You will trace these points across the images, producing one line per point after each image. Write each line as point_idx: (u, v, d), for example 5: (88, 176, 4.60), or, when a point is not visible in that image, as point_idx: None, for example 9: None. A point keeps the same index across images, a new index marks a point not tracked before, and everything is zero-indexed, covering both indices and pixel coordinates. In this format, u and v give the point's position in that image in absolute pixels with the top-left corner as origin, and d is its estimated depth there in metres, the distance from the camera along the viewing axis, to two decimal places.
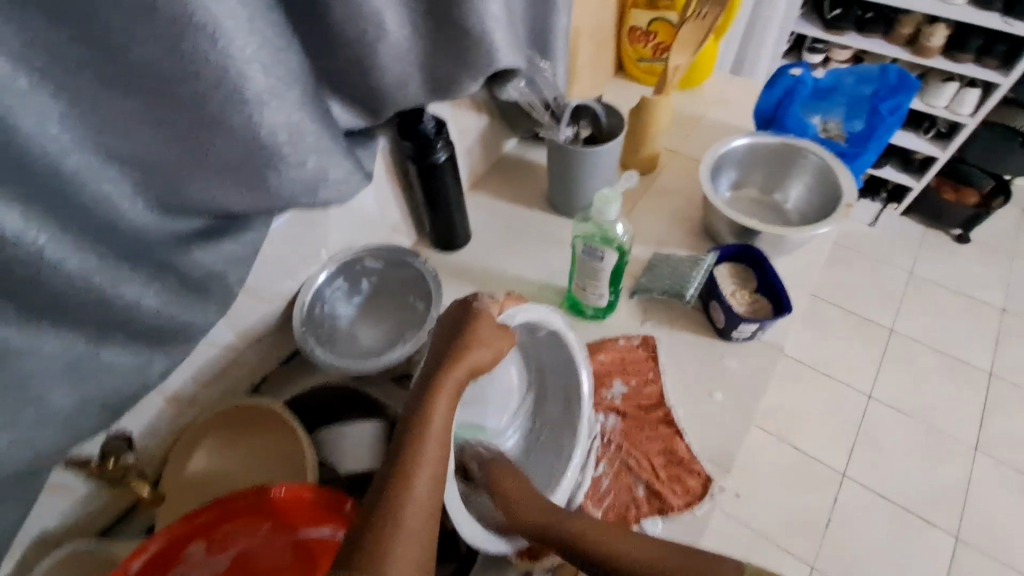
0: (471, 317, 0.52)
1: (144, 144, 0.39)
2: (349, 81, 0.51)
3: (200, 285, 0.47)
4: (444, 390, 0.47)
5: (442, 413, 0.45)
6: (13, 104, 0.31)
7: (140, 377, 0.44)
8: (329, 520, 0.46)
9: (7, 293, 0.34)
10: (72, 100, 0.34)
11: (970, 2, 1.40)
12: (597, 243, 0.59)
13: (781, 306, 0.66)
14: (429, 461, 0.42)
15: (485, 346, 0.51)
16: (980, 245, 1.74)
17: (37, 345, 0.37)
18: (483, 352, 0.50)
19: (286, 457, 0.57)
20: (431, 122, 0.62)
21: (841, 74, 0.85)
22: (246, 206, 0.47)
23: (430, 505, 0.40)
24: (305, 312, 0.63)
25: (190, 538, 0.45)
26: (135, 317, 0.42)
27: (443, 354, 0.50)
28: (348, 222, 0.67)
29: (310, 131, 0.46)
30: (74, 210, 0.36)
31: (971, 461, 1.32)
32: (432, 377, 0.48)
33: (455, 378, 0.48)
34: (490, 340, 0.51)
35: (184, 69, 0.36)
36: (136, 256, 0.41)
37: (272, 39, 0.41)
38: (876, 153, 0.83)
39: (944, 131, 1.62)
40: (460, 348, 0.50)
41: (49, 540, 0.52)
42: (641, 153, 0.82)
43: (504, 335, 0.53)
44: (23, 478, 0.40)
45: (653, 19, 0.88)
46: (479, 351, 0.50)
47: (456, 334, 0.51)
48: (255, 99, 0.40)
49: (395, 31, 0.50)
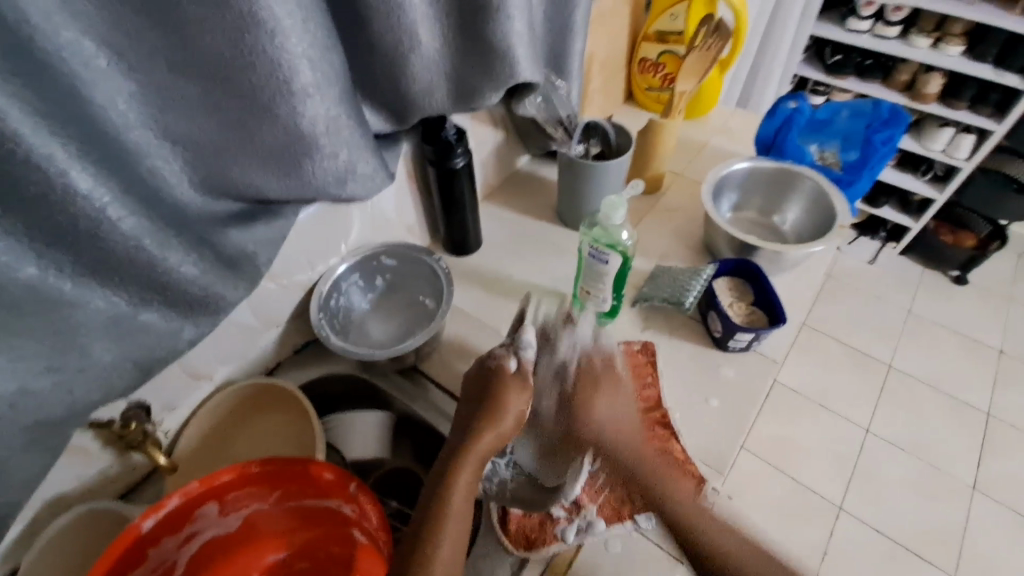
0: (495, 378, 0.54)
1: (199, 126, 0.43)
2: (382, 86, 0.56)
3: (233, 262, 0.51)
4: (473, 454, 0.50)
5: (466, 480, 0.49)
6: (93, 81, 0.36)
7: (170, 343, 0.48)
8: (333, 495, 0.50)
9: (71, 246, 0.38)
10: (141, 81, 0.39)
11: (964, 53, 1.47)
12: (603, 246, 0.63)
13: (775, 317, 0.69)
14: (462, 489, 0.49)
15: (510, 410, 0.53)
16: (979, 288, 1.77)
17: (86, 299, 0.40)
18: (518, 405, 0.53)
19: (297, 436, 0.60)
20: (453, 130, 0.67)
21: (837, 108, 0.90)
22: (281, 193, 0.51)
23: (456, 541, 0.46)
24: (322, 301, 0.66)
25: (204, 499, 0.48)
26: (174, 285, 0.45)
27: (472, 414, 0.53)
28: (368, 220, 0.70)
29: (345, 127, 0.50)
30: (132, 178, 0.40)
31: (968, 500, 1.33)
32: (461, 441, 0.52)
33: (488, 440, 0.51)
34: (520, 393, 0.54)
35: (243, 58, 0.40)
36: (180, 228, 0.45)
37: (321, 39, 0.44)
38: (870, 182, 0.86)
39: (941, 174, 1.69)
40: (490, 407, 0.53)
41: (63, 502, 0.54)
42: (646, 172, 0.86)
43: (518, 387, 0.54)
44: (54, 426, 0.42)
45: (662, 52, 0.94)
46: (511, 407, 0.53)
47: (480, 392, 0.54)
48: (301, 91, 0.44)
49: (428, 42, 0.55)
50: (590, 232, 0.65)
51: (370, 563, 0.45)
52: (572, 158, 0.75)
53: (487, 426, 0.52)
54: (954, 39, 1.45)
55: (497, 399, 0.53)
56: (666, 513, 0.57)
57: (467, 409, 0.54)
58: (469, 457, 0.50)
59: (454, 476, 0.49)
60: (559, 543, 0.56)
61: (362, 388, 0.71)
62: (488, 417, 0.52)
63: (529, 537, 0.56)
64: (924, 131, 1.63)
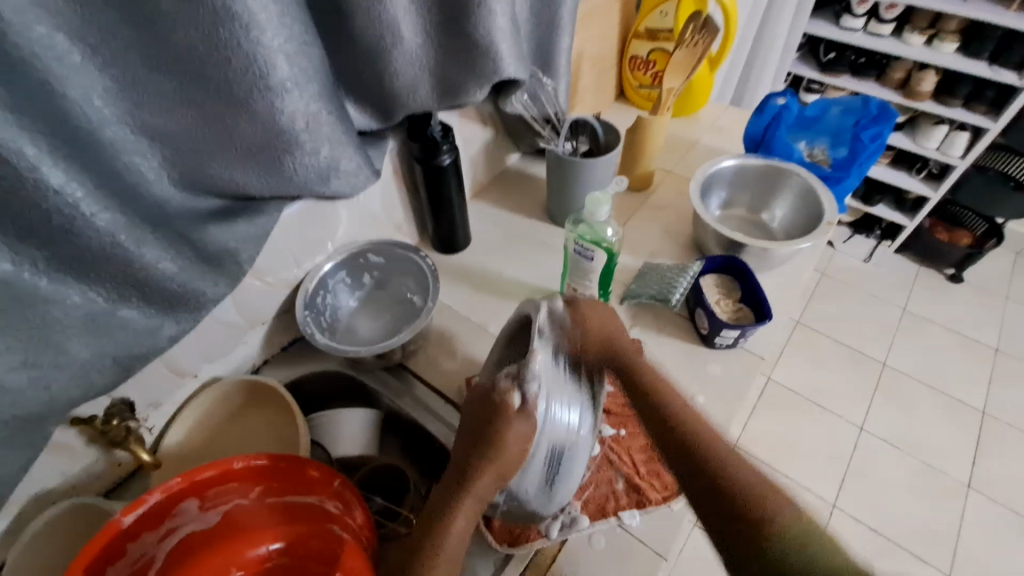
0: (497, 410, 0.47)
1: (176, 121, 0.43)
2: (364, 82, 0.56)
3: (214, 258, 0.51)
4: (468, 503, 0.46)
5: (460, 528, 0.46)
6: (67, 76, 0.36)
7: (150, 340, 0.48)
8: (314, 491, 0.50)
9: (45, 242, 0.38)
10: (116, 76, 0.39)
11: (959, 50, 1.47)
12: (587, 242, 0.63)
13: (762, 314, 0.69)
14: (458, 532, 0.46)
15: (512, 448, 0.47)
16: (974, 286, 1.77)
17: (63, 295, 0.40)
18: (522, 445, 0.47)
19: (282, 434, 0.60)
20: (438, 127, 0.67)
21: (827, 105, 0.91)
22: (262, 189, 0.51)
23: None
24: (308, 298, 0.66)
25: (184, 496, 0.48)
26: (153, 280, 0.45)
27: (471, 450, 0.48)
28: (354, 218, 0.70)
29: (325, 122, 0.50)
30: (108, 174, 0.40)
31: (963, 498, 1.32)
32: (459, 476, 0.48)
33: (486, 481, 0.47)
34: (522, 427, 0.47)
35: (219, 53, 0.40)
36: (157, 223, 0.45)
37: (298, 35, 0.44)
38: (859, 179, 0.85)
39: (935, 172, 1.68)
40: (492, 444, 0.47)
41: (45, 499, 0.53)
42: (635, 170, 0.86)
43: (527, 423, 0.47)
44: (31, 423, 0.42)
45: (652, 49, 0.94)
46: (515, 440, 0.47)
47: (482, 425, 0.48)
48: (278, 86, 0.44)
49: (410, 38, 0.55)
50: (575, 229, 0.65)
51: (353, 559, 0.45)
52: (559, 155, 0.75)
53: (482, 470, 0.47)
54: (949, 36, 1.45)
55: (499, 435, 0.47)
56: (650, 508, 0.58)
57: (469, 440, 0.49)
58: (466, 496, 0.47)
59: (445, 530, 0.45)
60: (544, 539, 0.55)
61: (348, 386, 0.71)
62: (489, 455, 0.47)
63: (514, 532, 0.56)
64: (918, 129, 1.63)
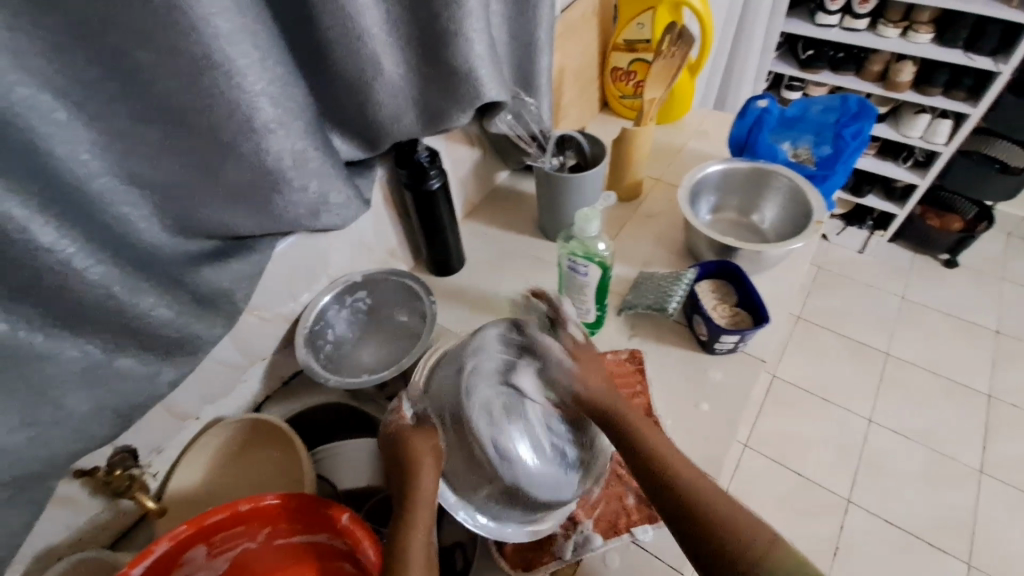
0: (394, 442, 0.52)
1: (164, 169, 0.43)
2: (349, 115, 0.56)
3: (209, 301, 0.51)
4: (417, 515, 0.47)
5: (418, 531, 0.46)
6: (52, 133, 0.36)
7: (149, 387, 0.48)
8: (323, 528, 0.50)
9: (39, 299, 0.38)
10: (102, 130, 0.39)
11: (933, 40, 1.49)
12: (579, 257, 0.63)
13: (759, 317, 0.69)
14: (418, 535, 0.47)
15: (424, 461, 0.50)
16: (969, 270, 1.77)
17: (58, 350, 0.41)
18: (430, 450, 0.51)
19: (287, 470, 0.60)
20: (425, 152, 0.67)
21: (808, 104, 0.93)
22: (253, 228, 0.51)
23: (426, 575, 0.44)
24: (308, 332, 0.66)
25: (191, 543, 0.48)
26: (149, 328, 0.45)
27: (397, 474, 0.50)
28: (348, 248, 0.70)
29: (313, 158, 0.50)
30: (98, 227, 0.41)
31: (976, 484, 1.31)
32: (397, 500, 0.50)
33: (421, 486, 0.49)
34: (429, 437, 0.52)
35: (201, 101, 0.41)
36: (151, 271, 0.45)
37: (281, 76, 0.44)
38: (845, 175, 0.86)
39: (921, 160, 1.69)
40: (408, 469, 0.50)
41: (52, 554, 0.53)
42: (624, 181, 0.87)
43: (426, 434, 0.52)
44: (32, 481, 0.42)
45: (632, 60, 0.95)
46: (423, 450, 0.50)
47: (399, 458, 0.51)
48: (263, 128, 0.44)
49: (391, 69, 0.55)
50: (567, 245, 0.66)
51: None
52: (547, 172, 0.76)
53: (421, 471, 0.49)
54: (923, 27, 1.47)
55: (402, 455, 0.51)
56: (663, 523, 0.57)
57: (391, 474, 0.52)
58: (417, 508, 0.48)
59: (405, 530, 0.46)
60: (557, 561, 0.56)
61: (351, 416, 0.71)
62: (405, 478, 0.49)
63: (526, 557, 0.56)
64: (901, 119, 1.64)
